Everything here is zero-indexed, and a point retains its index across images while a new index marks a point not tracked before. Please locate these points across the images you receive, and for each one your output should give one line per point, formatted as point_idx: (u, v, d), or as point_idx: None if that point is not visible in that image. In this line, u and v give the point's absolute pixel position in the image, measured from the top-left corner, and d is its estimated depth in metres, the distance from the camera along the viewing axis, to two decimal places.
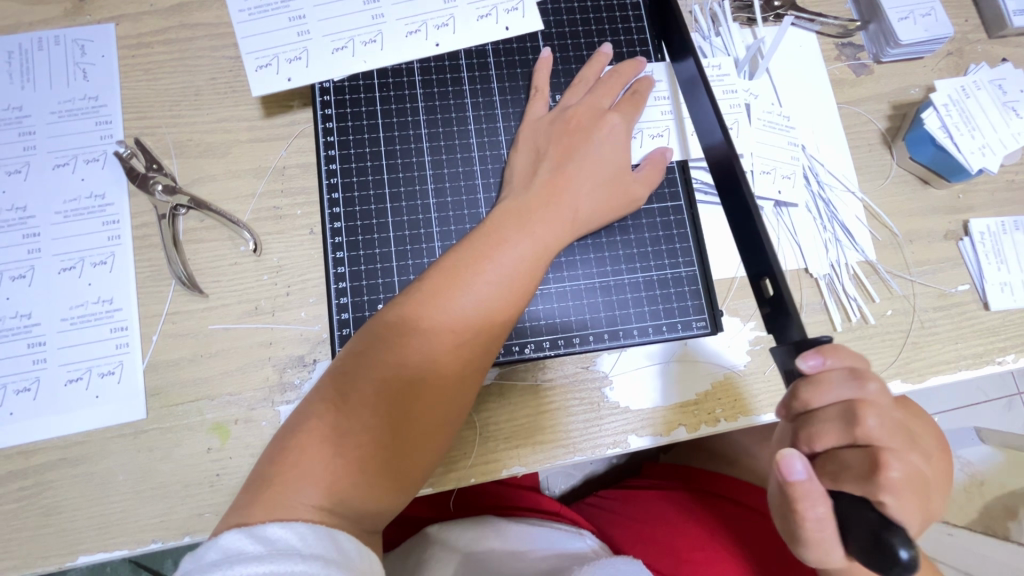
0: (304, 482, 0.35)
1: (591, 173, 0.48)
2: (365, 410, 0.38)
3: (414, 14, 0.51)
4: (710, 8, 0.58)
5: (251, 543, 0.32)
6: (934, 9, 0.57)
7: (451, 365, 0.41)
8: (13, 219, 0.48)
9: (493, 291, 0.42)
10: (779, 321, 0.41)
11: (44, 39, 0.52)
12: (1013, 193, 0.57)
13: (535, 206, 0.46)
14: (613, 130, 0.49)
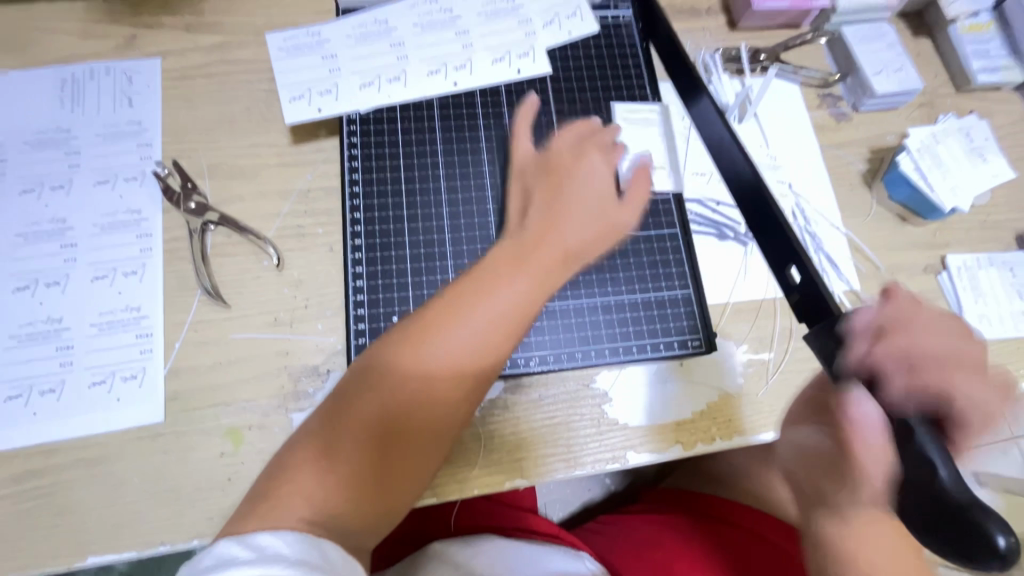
0: (301, 496, 0.37)
1: (579, 206, 0.49)
2: (360, 429, 0.40)
3: (436, 57, 0.56)
4: (702, 59, 0.64)
5: (243, 550, 0.33)
6: (905, 65, 0.63)
7: (446, 393, 0.42)
8: (53, 230, 0.52)
9: (485, 321, 0.43)
10: (811, 309, 0.41)
11: (95, 70, 0.57)
12: (987, 232, 0.61)
13: (528, 239, 0.47)
14: (599, 168, 0.51)
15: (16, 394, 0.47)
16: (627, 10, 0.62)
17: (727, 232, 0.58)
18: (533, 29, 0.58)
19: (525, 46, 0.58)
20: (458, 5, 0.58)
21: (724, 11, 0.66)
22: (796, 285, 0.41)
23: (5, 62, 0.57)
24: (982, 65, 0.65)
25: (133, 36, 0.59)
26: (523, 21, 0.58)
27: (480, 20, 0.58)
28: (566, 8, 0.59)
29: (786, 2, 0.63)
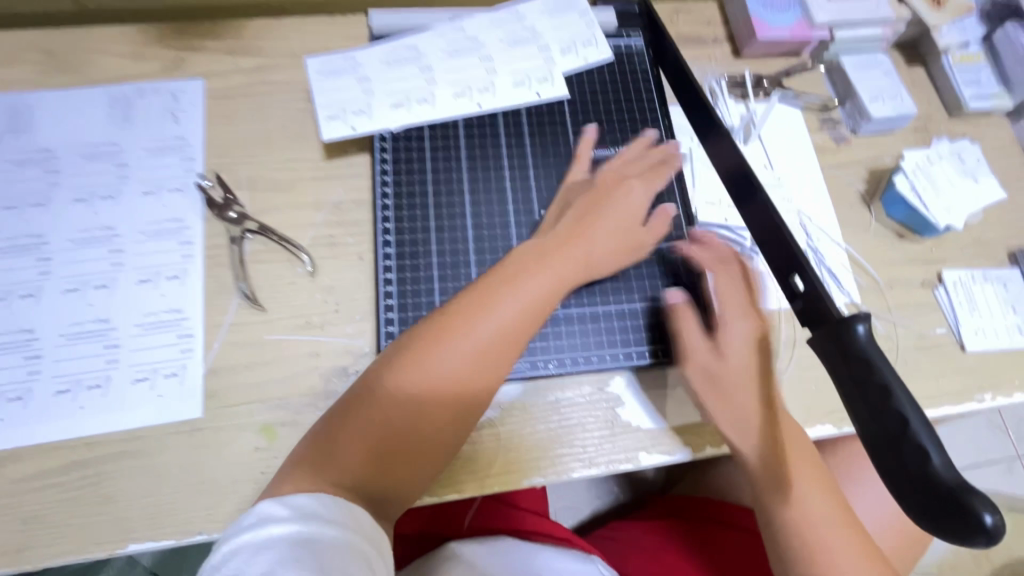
0: (336, 465, 0.42)
1: (605, 225, 0.54)
2: (394, 412, 0.44)
3: (461, 81, 0.61)
4: (709, 85, 0.68)
5: (282, 508, 0.37)
6: (900, 93, 0.67)
7: (470, 387, 0.46)
8: (102, 236, 0.55)
9: (511, 316, 0.47)
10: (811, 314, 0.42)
11: (144, 89, 0.62)
12: (981, 249, 0.64)
13: (554, 245, 0.52)
14: (638, 192, 0.57)
15: (65, 389, 0.50)
16: (638, 38, 0.67)
17: (733, 246, 0.61)
18: (552, 56, 0.63)
19: (545, 71, 0.62)
20: (481, 33, 0.62)
21: (729, 40, 0.71)
22: (800, 293, 0.43)
23: (62, 80, 0.61)
24: (973, 92, 0.69)
25: (179, 58, 0.63)
26: (543, 49, 0.63)
27: (503, 47, 0.62)
28: (582, 37, 0.64)
29: (787, 32, 0.67)
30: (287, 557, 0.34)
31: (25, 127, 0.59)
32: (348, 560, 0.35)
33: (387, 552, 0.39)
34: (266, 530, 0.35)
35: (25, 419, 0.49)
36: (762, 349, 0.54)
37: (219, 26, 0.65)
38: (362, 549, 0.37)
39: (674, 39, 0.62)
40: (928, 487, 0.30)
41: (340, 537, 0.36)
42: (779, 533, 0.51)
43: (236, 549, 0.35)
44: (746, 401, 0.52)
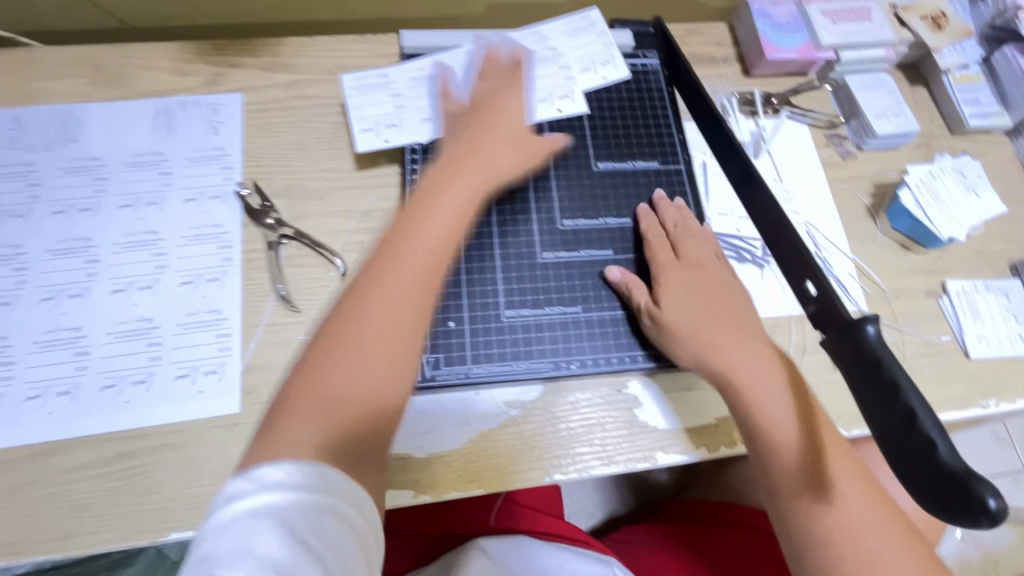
0: (302, 427, 0.39)
1: (505, 137, 0.55)
2: (337, 358, 0.42)
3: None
4: (721, 102, 0.71)
5: (248, 483, 0.34)
6: (903, 110, 0.70)
7: (417, 307, 0.44)
8: (146, 239, 0.58)
9: (437, 230, 0.47)
10: (823, 317, 0.44)
11: (186, 102, 0.65)
12: (983, 261, 0.67)
13: (460, 158, 0.52)
14: (515, 103, 0.58)
15: (111, 384, 0.53)
16: (654, 58, 0.70)
17: (744, 255, 0.64)
18: (572, 75, 0.66)
19: (566, 89, 0.65)
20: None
21: (739, 59, 0.74)
22: (812, 297, 0.45)
23: (108, 93, 0.65)
24: (973, 111, 0.72)
25: (218, 73, 0.67)
26: (563, 66, 0.66)
27: (526, 66, 0.65)
28: (601, 57, 0.67)
29: (794, 53, 0.70)
30: (260, 532, 0.32)
31: (74, 137, 0.62)
32: (325, 528, 0.33)
33: (370, 507, 0.37)
34: (234, 506, 0.33)
35: (73, 412, 0.52)
36: (703, 289, 0.56)
37: (256, 43, 0.69)
38: (341, 511, 0.35)
39: (688, 58, 0.65)
40: (935, 473, 0.33)
41: (317, 504, 0.34)
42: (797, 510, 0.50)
43: (207, 524, 0.33)
44: (712, 345, 0.53)
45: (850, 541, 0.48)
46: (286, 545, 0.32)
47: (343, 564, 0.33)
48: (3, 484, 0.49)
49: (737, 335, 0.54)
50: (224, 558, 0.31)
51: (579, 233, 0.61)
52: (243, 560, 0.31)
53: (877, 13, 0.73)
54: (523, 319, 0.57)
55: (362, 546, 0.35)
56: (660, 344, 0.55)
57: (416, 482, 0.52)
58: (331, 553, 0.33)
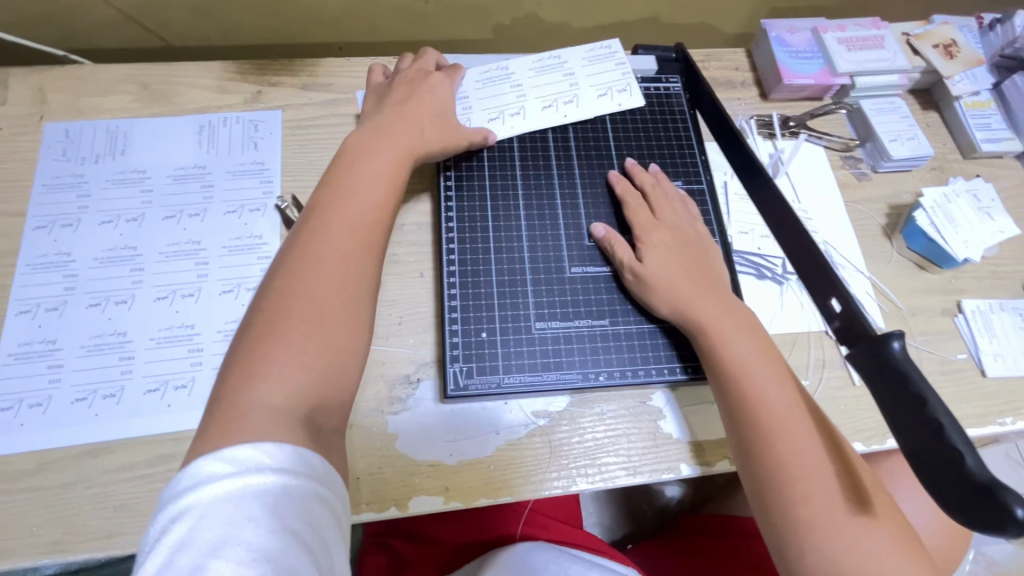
0: (263, 392, 0.38)
1: (425, 109, 0.60)
2: (282, 312, 0.42)
3: (495, 106, 0.67)
4: (740, 124, 0.74)
5: (215, 468, 0.33)
6: (917, 134, 0.72)
7: (359, 263, 0.46)
8: (189, 249, 0.61)
9: (370, 187, 0.50)
10: (850, 333, 0.46)
11: (228, 119, 0.68)
12: (996, 281, 0.68)
13: (389, 127, 0.56)
14: (438, 86, 0.63)
15: (154, 388, 0.55)
16: (676, 82, 0.73)
17: (765, 272, 0.66)
18: (576, 81, 0.70)
19: (570, 96, 0.69)
20: (515, 66, 0.70)
21: (757, 84, 0.77)
22: (837, 313, 0.47)
23: (155, 109, 0.68)
24: (985, 136, 0.74)
25: (258, 91, 0.70)
26: (568, 77, 0.70)
27: (531, 75, 0.69)
28: (618, 86, 0.70)
29: (811, 78, 0.73)
30: (241, 518, 0.31)
31: (122, 150, 0.65)
32: (306, 508, 0.33)
33: (342, 485, 0.38)
34: (207, 491, 0.32)
35: (118, 414, 0.54)
36: (682, 251, 0.59)
37: (295, 63, 0.72)
38: (318, 493, 0.35)
39: (710, 83, 0.68)
40: (963, 483, 0.34)
41: (293, 487, 0.33)
42: (789, 477, 0.48)
43: (176, 511, 0.31)
44: (692, 306, 0.55)
45: (841, 509, 0.46)
46: (271, 530, 0.31)
47: (325, 543, 0.33)
48: (49, 482, 0.51)
49: (715, 298, 0.56)
50: (203, 546, 0.30)
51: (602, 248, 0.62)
52: (225, 548, 0.30)
53: (890, 42, 0.75)
54: (553, 331, 0.58)
55: (338, 525, 0.36)
56: (644, 298, 0.58)
57: (446, 488, 0.53)
58: (314, 534, 0.33)
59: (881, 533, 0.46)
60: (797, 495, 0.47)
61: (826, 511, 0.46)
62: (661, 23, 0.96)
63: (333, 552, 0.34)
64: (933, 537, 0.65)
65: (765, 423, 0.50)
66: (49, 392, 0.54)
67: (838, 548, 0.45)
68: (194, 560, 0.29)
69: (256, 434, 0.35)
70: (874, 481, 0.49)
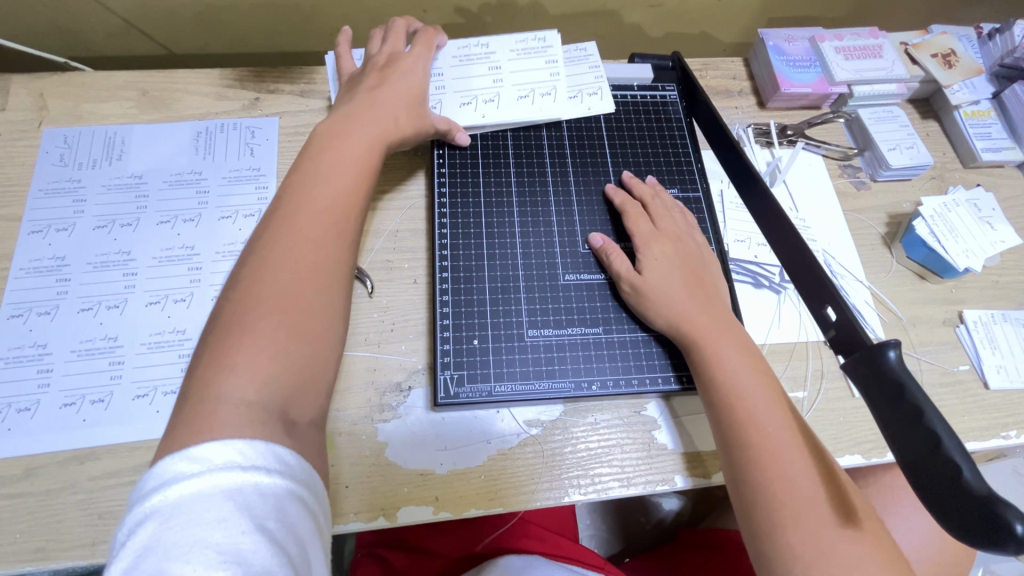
0: (231, 385, 0.37)
1: (393, 95, 0.59)
2: (252, 300, 0.41)
3: (470, 90, 0.67)
4: (737, 132, 0.74)
5: (180, 469, 0.32)
6: (916, 143, 0.72)
7: (335, 258, 0.45)
8: (183, 254, 0.61)
9: (335, 175, 0.49)
10: (846, 342, 0.45)
11: (225, 125, 0.68)
12: (998, 292, 0.67)
13: (357, 115, 0.55)
14: (412, 66, 0.62)
15: (143, 393, 0.55)
16: (672, 91, 0.73)
17: (762, 281, 0.65)
18: (558, 70, 0.69)
19: (549, 86, 0.68)
20: (496, 45, 0.69)
21: (754, 93, 0.77)
22: (833, 322, 0.46)
23: (153, 115, 0.68)
24: (985, 145, 0.73)
25: (256, 98, 0.71)
26: (550, 65, 0.69)
27: (511, 58, 0.69)
28: (590, 87, 0.70)
29: (808, 87, 0.73)
30: (211, 519, 0.30)
31: (119, 156, 0.65)
32: (281, 507, 0.33)
33: (317, 483, 0.37)
34: (175, 491, 0.31)
35: (107, 420, 0.53)
36: (679, 259, 0.58)
37: (293, 71, 0.73)
38: (294, 492, 0.34)
39: (706, 91, 0.68)
40: (960, 498, 0.33)
41: (268, 487, 0.33)
42: (775, 494, 0.46)
43: (142, 514, 0.31)
44: (687, 314, 0.55)
45: (831, 525, 0.45)
46: (244, 531, 0.30)
47: (302, 545, 0.33)
48: (33, 489, 0.50)
49: (708, 309, 0.55)
50: (170, 548, 0.29)
51: (589, 256, 0.62)
52: (194, 551, 0.29)
53: (888, 51, 0.75)
54: (546, 339, 0.58)
55: (316, 525, 0.35)
56: (637, 309, 0.57)
57: (436, 498, 0.52)
58: (290, 535, 0.32)
59: (870, 561, 0.44)
60: (785, 513, 0.46)
61: (813, 532, 0.45)
62: (659, 34, 0.97)
63: (310, 553, 0.33)
64: (935, 553, 0.64)
65: (755, 437, 0.49)
66: (38, 397, 0.54)
67: (824, 567, 0.44)
68: (158, 563, 0.29)
69: (225, 432, 0.35)
70: (865, 502, 0.48)
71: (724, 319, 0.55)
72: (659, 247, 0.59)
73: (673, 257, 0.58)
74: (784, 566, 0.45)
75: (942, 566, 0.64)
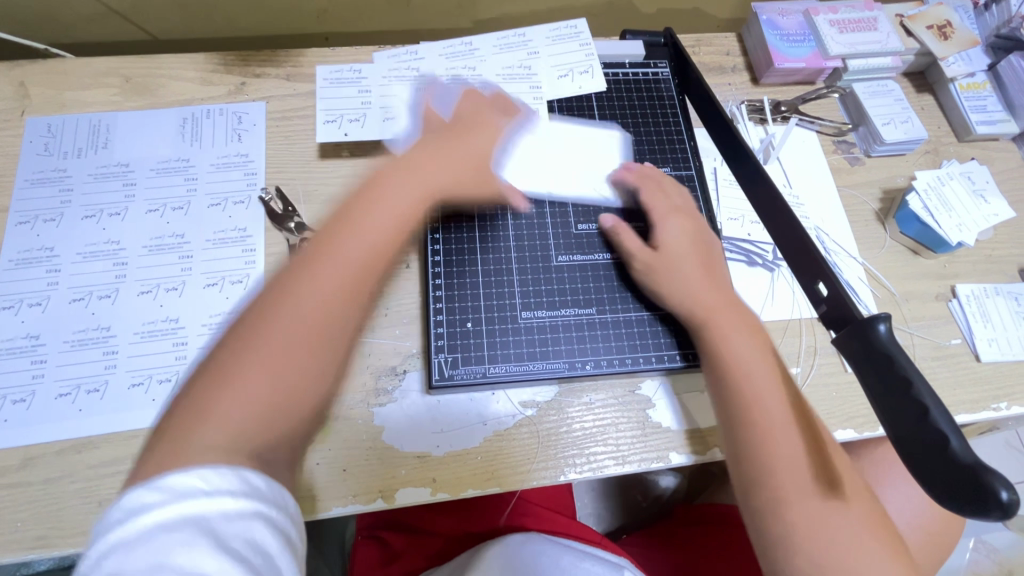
0: (211, 424, 0.36)
1: (465, 152, 0.54)
2: (259, 339, 0.39)
3: (524, 154, 0.63)
4: (730, 110, 0.73)
5: (145, 500, 0.31)
6: (910, 117, 0.71)
7: (349, 312, 0.42)
8: (172, 243, 0.60)
9: (381, 225, 0.45)
10: (838, 319, 0.45)
11: (211, 111, 0.67)
12: (991, 265, 0.67)
13: (420, 165, 0.50)
14: (491, 129, 0.57)
15: (138, 382, 0.55)
16: (665, 68, 0.72)
17: (755, 259, 0.65)
18: (569, 78, 0.68)
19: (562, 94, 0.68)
20: (479, 43, 0.68)
21: (748, 69, 0.76)
22: (825, 298, 0.46)
23: (137, 102, 0.67)
24: (980, 118, 0.73)
25: (242, 83, 0.69)
26: (557, 75, 0.68)
27: (495, 53, 0.68)
28: (580, 65, 0.68)
29: (802, 62, 0.72)
30: (176, 548, 0.30)
31: (104, 144, 0.64)
32: (248, 529, 0.32)
33: (289, 500, 0.36)
34: (138, 523, 0.31)
35: (104, 409, 0.53)
36: (692, 246, 0.57)
37: (278, 54, 0.71)
38: (263, 513, 0.33)
39: (698, 67, 0.67)
40: (947, 466, 0.33)
41: (233, 510, 0.32)
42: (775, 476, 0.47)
43: (105, 548, 0.30)
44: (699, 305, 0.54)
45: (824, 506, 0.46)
46: (211, 555, 0.30)
47: (272, 563, 0.32)
48: (31, 479, 0.50)
49: (718, 297, 0.54)
50: None
51: (588, 236, 0.62)
52: None
53: (883, 23, 0.74)
54: (539, 320, 0.58)
55: (289, 540, 0.34)
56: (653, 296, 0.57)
57: (433, 480, 0.53)
58: (259, 555, 0.32)
59: (866, 540, 0.45)
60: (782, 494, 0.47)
61: (803, 513, 0.46)
62: (651, 10, 0.95)
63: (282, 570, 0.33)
64: (926, 524, 0.65)
65: (759, 418, 0.49)
66: (33, 388, 0.54)
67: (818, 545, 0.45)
68: None
69: (197, 462, 0.34)
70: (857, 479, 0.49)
71: (734, 305, 0.54)
72: (672, 230, 0.58)
73: (685, 241, 0.58)
74: (783, 549, 0.46)
75: (932, 536, 0.65)
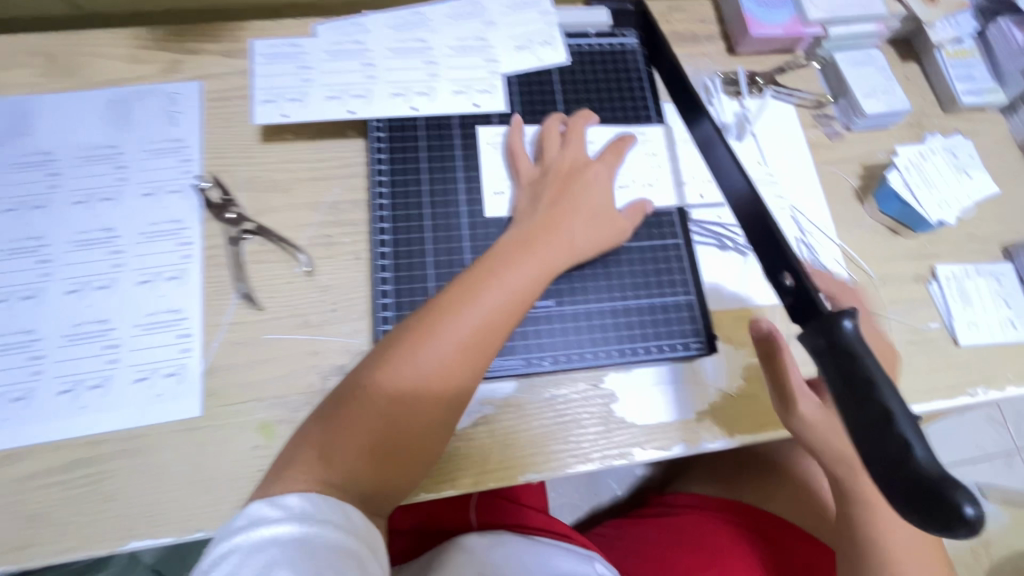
0: (314, 460, 0.42)
1: (585, 211, 0.54)
2: (377, 397, 0.44)
3: (628, 173, 0.60)
4: (703, 82, 0.68)
5: (271, 511, 0.37)
6: (892, 88, 0.67)
7: (463, 381, 0.46)
8: (101, 237, 0.56)
9: (501, 298, 0.47)
10: (802, 311, 0.42)
11: (142, 92, 0.62)
12: (973, 244, 0.65)
13: (538, 232, 0.52)
14: (600, 182, 0.56)
15: (67, 388, 0.51)
16: (632, 37, 0.67)
17: (726, 243, 0.62)
18: (528, 49, 0.63)
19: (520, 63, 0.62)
20: (430, 13, 0.63)
21: (723, 38, 0.71)
22: (788, 289, 0.43)
23: (60, 84, 0.62)
24: (966, 88, 0.69)
25: (175, 60, 0.64)
26: (513, 46, 0.63)
27: (447, 25, 0.63)
28: (540, 36, 0.63)
29: (780, 28, 0.67)
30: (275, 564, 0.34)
31: (25, 130, 0.59)
32: (333, 558, 0.36)
33: (376, 536, 0.40)
34: (257, 533, 0.36)
35: (30, 418, 0.50)
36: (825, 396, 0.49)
37: (215, 28, 0.66)
38: (347, 546, 0.37)
39: (666, 36, 0.63)
40: (910, 477, 0.31)
41: (325, 535, 0.37)
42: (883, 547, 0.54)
43: (226, 551, 0.36)
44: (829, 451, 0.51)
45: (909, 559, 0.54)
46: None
47: None
48: None
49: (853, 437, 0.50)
50: None
51: (654, 247, 0.60)
52: None
53: None
54: None
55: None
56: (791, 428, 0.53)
57: None
58: None
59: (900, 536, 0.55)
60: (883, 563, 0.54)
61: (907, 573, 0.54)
62: None
63: None
64: None
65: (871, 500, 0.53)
66: None
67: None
68: None
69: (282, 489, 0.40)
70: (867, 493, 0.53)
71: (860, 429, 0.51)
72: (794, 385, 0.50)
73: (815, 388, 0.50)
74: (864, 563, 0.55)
75: None
